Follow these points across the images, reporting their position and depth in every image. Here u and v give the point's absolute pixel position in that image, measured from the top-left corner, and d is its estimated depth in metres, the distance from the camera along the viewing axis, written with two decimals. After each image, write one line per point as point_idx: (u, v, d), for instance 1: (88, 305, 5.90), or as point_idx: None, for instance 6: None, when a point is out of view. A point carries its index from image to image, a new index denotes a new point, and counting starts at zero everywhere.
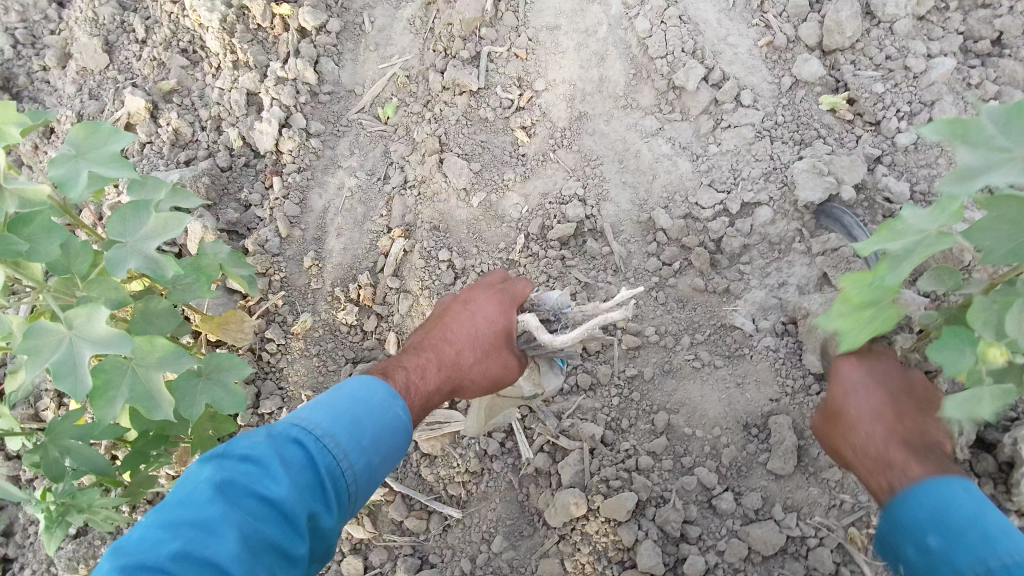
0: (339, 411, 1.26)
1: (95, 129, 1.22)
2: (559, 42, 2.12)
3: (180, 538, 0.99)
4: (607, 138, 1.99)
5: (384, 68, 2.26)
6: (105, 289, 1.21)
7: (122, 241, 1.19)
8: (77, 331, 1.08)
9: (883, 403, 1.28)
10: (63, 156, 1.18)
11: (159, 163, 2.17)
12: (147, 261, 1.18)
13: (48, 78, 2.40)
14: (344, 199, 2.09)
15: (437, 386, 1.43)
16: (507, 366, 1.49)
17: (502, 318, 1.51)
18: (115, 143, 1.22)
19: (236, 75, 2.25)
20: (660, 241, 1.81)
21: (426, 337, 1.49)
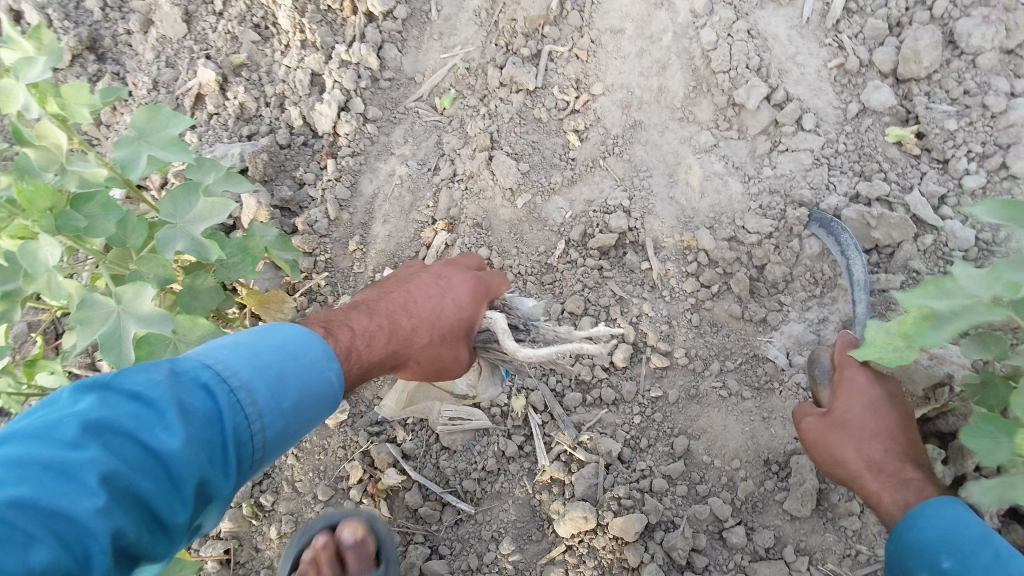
0: (263, 363, 1.12)
1: (158, 112, 1.27)
2: (622, 46, 2.09)
3: (27, 482, 0.81)
4: (660, 149, 1.96)
5: (445, 58, 2.27)
6: (156, 264, 1.28)
7: (172, 221, 1.23)
8: (126, 307, 1.15)
9: (887, 422, 1.37)
10: (125, 137, 1.25)
11: (223, 135, 2.27)
12: (193, 243, 1.22)
13: (130, 42, 2.51)
14: (394, 186, 2.13)
15: (380, 359, 1.34)
16: (458, 358, 1.47)
17: (468, 308, 1.47)
18: (174, 127, 1.27)
19: (303, 54, 2.30)
20: (701, 261, 1.78)
21: (385, 303, 1.41)
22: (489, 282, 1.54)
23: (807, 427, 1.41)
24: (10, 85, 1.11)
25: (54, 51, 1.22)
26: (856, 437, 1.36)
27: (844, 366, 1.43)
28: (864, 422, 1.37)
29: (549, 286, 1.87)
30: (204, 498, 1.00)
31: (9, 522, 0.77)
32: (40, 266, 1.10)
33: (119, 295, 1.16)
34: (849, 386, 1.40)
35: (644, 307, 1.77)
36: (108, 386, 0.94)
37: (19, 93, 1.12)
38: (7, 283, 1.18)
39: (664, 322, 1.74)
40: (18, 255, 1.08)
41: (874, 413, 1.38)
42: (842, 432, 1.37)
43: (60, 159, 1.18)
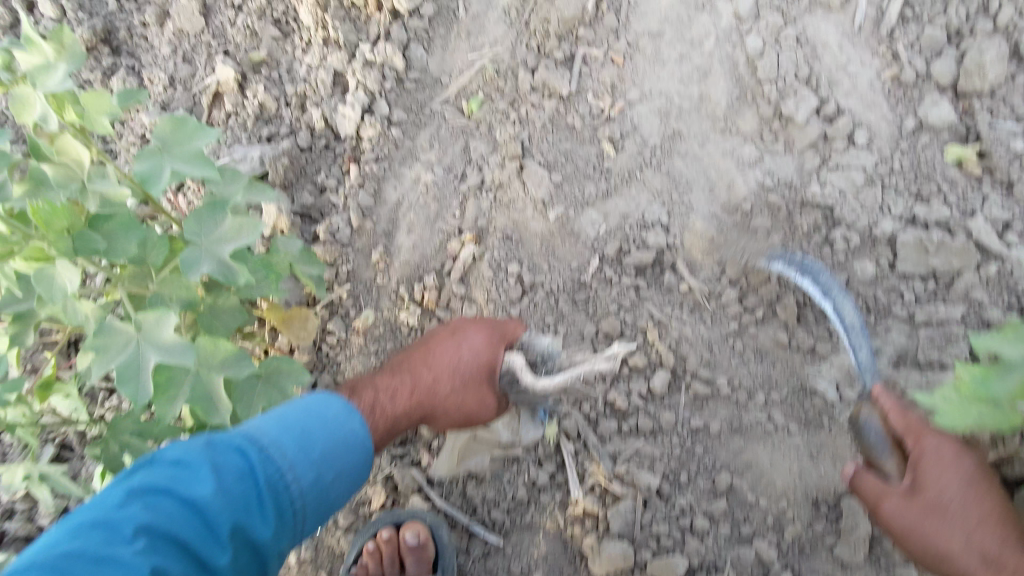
0: (291, 424, 1.26)
1: (182, 123, 1.18)
2: (661, 51, 1.99)
3: (82, 538, 1.02)
4: (700, 162, 1.86)
5: (473, 59, 2.16)
6: (179, 285, 1.19)
7: (196, 240, 1.16)
8: (144, 334, 1.05)
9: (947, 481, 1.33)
10: (147, 149, 1.16)
11: (242, 137, 2.20)
12: (218, 264, 1.15)
13: (146, 34, 2.41)
14: (419, 194, 2.04)
15: (405, 412, 1.50)
16: (484, 405, 1.51)
17: (486, 352, 1.52)
18: (201, 140, 1.18)
19: (326, 52, 2.20)
20: (743, 285, 1.71)
21: (415, 363, 1.55)
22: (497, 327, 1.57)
23: (895, 516, 1.32)
24: (27, 91, 1.02)
25: (75, 54, 1.10)
26: (949, 526, 1.29)
27: (924, 436, 1.35)
28: (960, 504, 1.30)
29: (582, 306, 1.79)
30: (250, 544, 1.14)
31: (63, 568, 0.98)
32: (56, 291, 1.03)
33: (139, 321, 1.06)
34: (939, 461, 1.32)
35: (684, 330, 1.70)
36: (156, 460, 1.14)
37: (38, 102, 1.03)
38: (19, 306, 1.09)
39: (705, 348, 1.67)
40: (35, 280, 1.01)
41: (967, 489, 1.31)
42: (934, 521, 1.30)
43: (80, 176, 1.11)
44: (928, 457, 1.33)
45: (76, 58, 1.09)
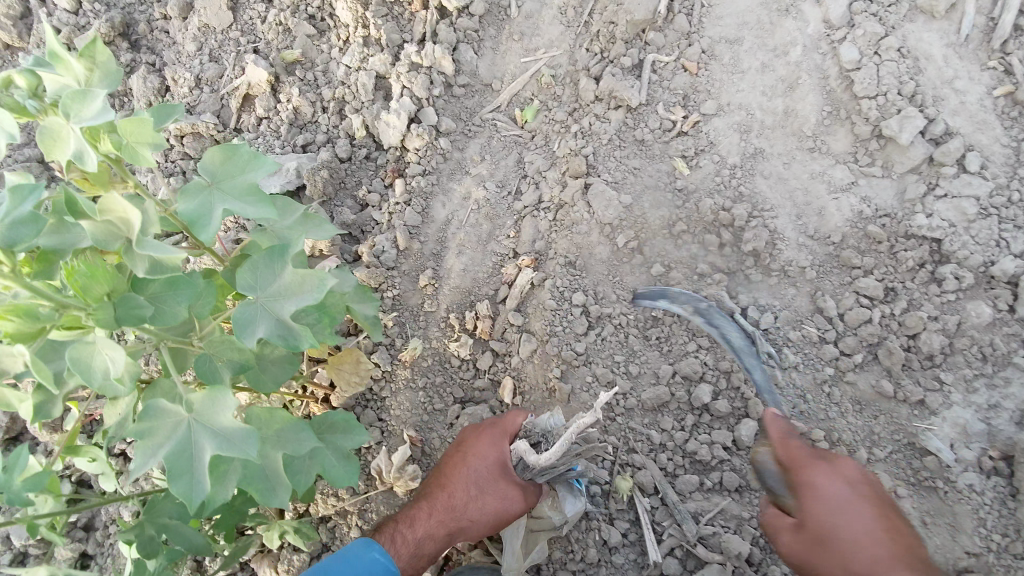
0: (319, 571, 1.35)
1: (234, 154, 1.00)
2: (740, 59, 1.81)
3: None
4: (786, 184, 1.69)
5: (527, 63, 1.99)
6: (229, 347, 1.06)
7: (251, 294, 1.01)
8: (197, 414, 0.93)
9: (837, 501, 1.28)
10: (195, 186, 0.98)
11: (275, 144, 2.01)
12: (277, 325, 1.00)
13: (168, 29, 2.23)
14: (470, 212, 1.87)
15: (429, 532, 1.44)
16: (507, 502, 1.43)
17: (493, 452, 1.45)
18: (255, 174, 1.00)
19: (366, 52, 2.02)
20: (838, 327, 1.53)
21: (430, 480, 1.48)
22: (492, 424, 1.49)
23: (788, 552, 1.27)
24: (63, 125, 0.83)
25: (109, 75, 0.96)
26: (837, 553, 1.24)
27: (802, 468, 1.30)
28: (843, 530, 1.25)
29: (655, 342, 1.62)
30: None
31: None
32: (94, 371, 0.88)
33: (191, 401, 0.94)
34: (818, 492, 1.26)
35: (774, 375, 1.53)
36: None
37: (74, 140, 0.84)
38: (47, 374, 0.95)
39: (797, 396, 1.51)
40: (70, 361, 0.85)
41: (841, 514, 1.26)
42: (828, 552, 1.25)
43: (126, 233, 0.89)
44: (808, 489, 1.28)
45: (113, 81, 0.96)
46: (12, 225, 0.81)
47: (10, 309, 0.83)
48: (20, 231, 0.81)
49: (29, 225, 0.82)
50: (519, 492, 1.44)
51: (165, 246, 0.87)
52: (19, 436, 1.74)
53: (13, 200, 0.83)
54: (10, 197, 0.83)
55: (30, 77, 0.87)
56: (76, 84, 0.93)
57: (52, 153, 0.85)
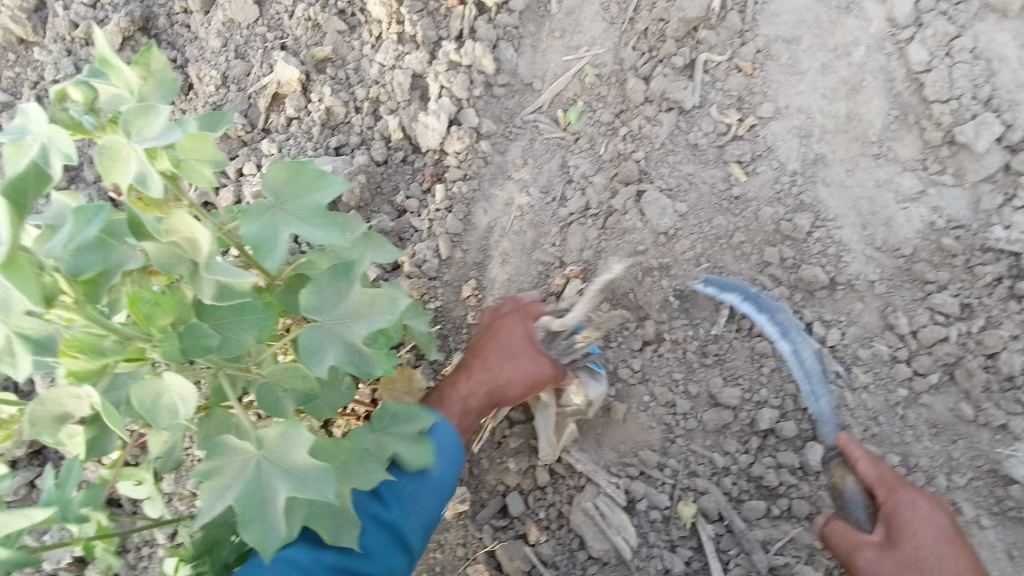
0: None
1: (300, 172, 0.94)
2: (798, 60, 1.72)
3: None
4: (849, 193, 1.61)
5: (569, 61, 1.90)
6: (293, 374, 0.97)
7: (317, 316, 0.91)
8: (266, 450, 0.85)
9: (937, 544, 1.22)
10: (257, 207, 0.91)
11: (307, 146, 1.92)
12: (347, 352, 0.91)
13: (188, 22, 2.14)
14: (513, 219, 1.79)
15: (471, 394, 1.45)
16: (539, 364, 1.46)
17: (520, 326, 1.50)
18: (322, 192, 0.94)
19: (401, 49, 1.93)
20: (911, 345, 1.47)
21: (465, 354, 1.51)
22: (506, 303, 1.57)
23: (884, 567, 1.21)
24: (122, 144, 0.75)
25: (165, 83, 0.89)
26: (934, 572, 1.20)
27: (898, 489, 1.28)
28: (938, 560, 1.21)
29: (713, 359, 1.55)
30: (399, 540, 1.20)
31: None
32: (161, 412, 0.79)
33: (260, 437, 0.86)
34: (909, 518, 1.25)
35: (843, 396, 1.46)
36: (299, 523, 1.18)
37: (135, 161, 0.77)
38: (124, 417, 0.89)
39: (869, 419, 1.45)
40: (133, 398, 0.76)
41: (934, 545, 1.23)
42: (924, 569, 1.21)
43: (191, 257, 0.78)
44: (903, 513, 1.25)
45: (171, 92, 0.89)
46: (77, 254, 0.76)
47: (71, 345, 0.74)
48: (85, 258, 0.77)
49: (94, 252, 0.78)
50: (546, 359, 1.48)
51: (235, 270, 0.76)
52: (47, 453, 1.66)
53: (76, 224, 0.77)
54: (74, 220, 0.77)
55: (86, 90, 0.79)
56: (131, 95, 0.85)
57: (111, 176, 0.77)
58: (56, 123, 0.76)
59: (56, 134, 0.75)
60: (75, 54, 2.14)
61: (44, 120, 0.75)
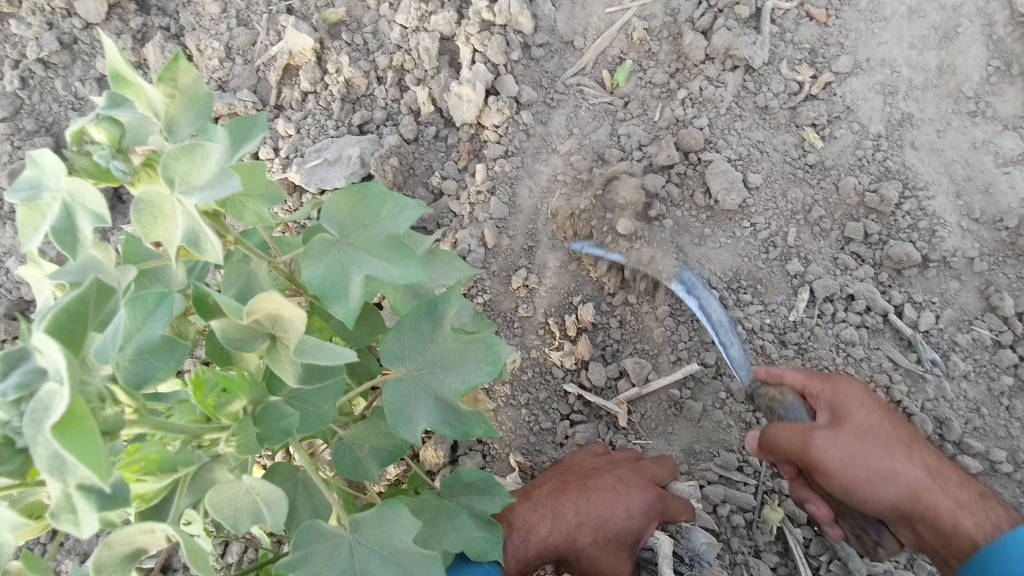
0: None
1: (368, 197, 0.83)
2: (880, 4, 1.54)
3: None
4: (941, 156, 1.46)
5: (613, 14, 1.72)
6: (372, 434, 1.01)
7: (397, 368, 0.90)
8: (360, 533, 0.85)
9: (877, 427, 1.17)
10: (321, 243, 0.79)
11: (327, 124, 1.73)
12: (442, 408, 0.89)
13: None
14: (562, 197, 1.62)
15: (540, 552, 1.24)
16: (619, 568, 1.29)
17: (639, 521, 1.28)
18: (396, 219, 0.83)
19: (425, 8, 1.71)
20: (1016, 328, 1.35)
21: (561, 485, 1.29)
22: (667, 466, 1.37)
23: (826, 449, 1.13)
24: (166, 196, 0.65)
25: (196, 103, 0.80)
26: (876, 449, 1.14)
27: (834, 382, 1.24)
28: (881, 430, 1.17)
29: (794, 349, 1.43)
30: None
31: None
32: (245, 516, 0.79)
33: (355, 520, 0.86)
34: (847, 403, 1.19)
35: (942, 387, 1.35)
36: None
37: (181, 215, 0.67)
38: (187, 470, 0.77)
39: (970, 411, 1.34)
40: (212, 506, 0.76)
41: (878, 420, 1.18)
42: (865, 446, 1.14)
43: (265, 329, 0.78)
44: (849, 396, 1.21)
45: (202, 113, 0.80)
46: (144, 357, 0.68)
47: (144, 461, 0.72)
48: (151, 362, 0.68)
49: (161, 355, 0.69)
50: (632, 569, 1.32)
51: (325, 349, 0.73)
52: None
53: (138, 318, 0.67)
54: (130, 314, 0.67)
55: (112, 128, 0.68)
56: (157, 116, 0.77)
57: (156, 235, 0.68)
58: (79, 176, 0.66)
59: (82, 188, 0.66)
60: (58, 27, 1.95)
61: (62, 172, 0.66)
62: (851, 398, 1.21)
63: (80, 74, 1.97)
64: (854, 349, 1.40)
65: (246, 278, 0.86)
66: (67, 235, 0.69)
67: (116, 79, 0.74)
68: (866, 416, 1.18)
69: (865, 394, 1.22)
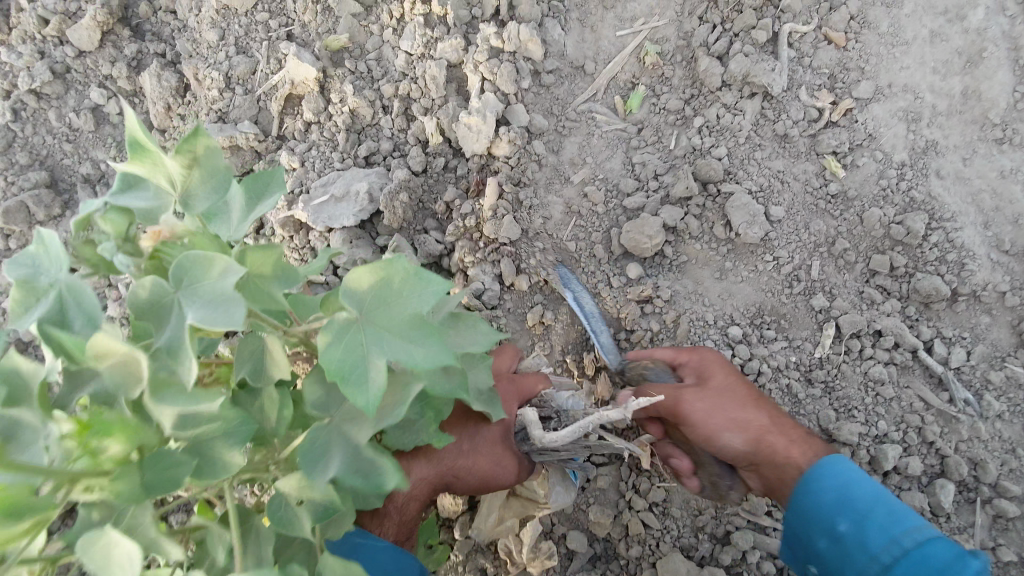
0: None
1: (390, 272, 0.75)
2: (901, 28, 1.49)
3: None
4: (968, 185, 1.42)
5: (623, 37, 1.67)
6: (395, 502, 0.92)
7: (323, 415, 0.81)
8: None
9: (745, 388, 1.29)
10: (339, 324, 0.75)
11: (333, 157, 1.68)
12: (355, 459, 0.78)
13: (175, 8, 1.93)
14: (578, 230, 1.58)
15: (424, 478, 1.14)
16: (499, 463, 1.22)
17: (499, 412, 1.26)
18: (421, 300, 0.75)
19: (430, 35, 1.68)
20: None
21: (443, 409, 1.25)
22: (508, 356, 1.40)
23: (692, 404, 1.24)
24: (168, 293, 0.61)
25: (213, 177, 0.74)
26: (732, 403, 1.25)
27: (695, 350, 1.35)
28: (730, 386, 1.27)
29: (821, 387, 1.40)
30: None
31: None
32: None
33: None
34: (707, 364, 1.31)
35: (976, 427, 1.32)
36: None
37: (175, 318, 0.61)
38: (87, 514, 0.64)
39: (1006, 452, 1.32)
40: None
41: (733, 377, 1.29)
42: (722, 401, 1.25)
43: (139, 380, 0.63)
44: (709, 357, 1.33)
45: (221, 186, 0.74)
46: None
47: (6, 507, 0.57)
48: None
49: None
50: (513, 463, 1.25)
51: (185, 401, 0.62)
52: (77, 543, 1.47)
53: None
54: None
55: (117, 219, 0.65)
56: (169, 189, 0.72)
57: (154, 331, 0.62)
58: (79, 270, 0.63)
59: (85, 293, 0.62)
60: (50, 56, 1.89)
61: (64, 265, 0.62)
62: (711, 359, 1.33)
63: (74, 104, 1.91)
64: (885, 386, 1.37)
65: (260, 354, 0.82)
66: (54, 326, 0.62)
67: (133, 147, 0.67)
68: (711, 373, 1.29)
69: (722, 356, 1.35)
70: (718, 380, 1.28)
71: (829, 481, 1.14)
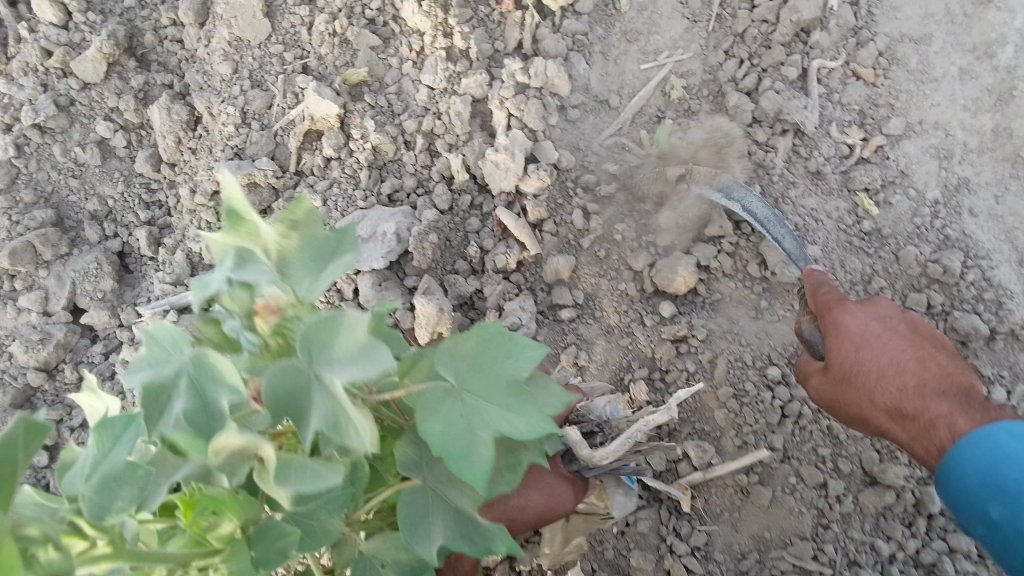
0: None
1: (488, 341, 0.74)
2: (930, 64, 1.52)
3: None
4: (1001, 223, 1.46)
5: (648, 69, 1.64)
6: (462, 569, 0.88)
7: (415, 475, 0.80)
8: None
9: (890, 350, 1.17)
10: (436, 392, 0.71)
11: (356, 194, 1.64)
12: (457, 522, 0.79)
13: (181, 37, 1.85)
14: (612, 268, 1.56)
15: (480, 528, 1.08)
16: (555, 495, 1.13)
17: None
18: (518, 367, 0.75)
19: (453, 69, 1.63)
20: None
21: None
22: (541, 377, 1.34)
23: (816, 386, 1.23)
24: (303, 370, 0.61)
25: (316, 242, 0.70)
26: (868, 380, 1.16)
27: (829, 312, 1.21)
28: (868, 353, 1.16)
29: None
30: None
31: None
32: None
33: None
34: (841, 337, 1.18)
35: None
36: None
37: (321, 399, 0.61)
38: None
39: None
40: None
41: (872, 344, 1.17)
42: (853, 379, 1.17)
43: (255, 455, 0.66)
44: (846, 320, 1.18)
45: (318, 257, 0.70)
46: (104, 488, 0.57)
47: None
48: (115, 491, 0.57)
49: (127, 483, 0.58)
50: (568, 487, 1.16)
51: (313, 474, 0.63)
52: None
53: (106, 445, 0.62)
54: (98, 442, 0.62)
55: (241, 294, 0.64)
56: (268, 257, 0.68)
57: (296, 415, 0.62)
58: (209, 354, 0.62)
59: (217, 363, 0.62)
60: (54, 88, 1.81)
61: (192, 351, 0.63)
62: (849, 323, 1.18)
63: (79, 137, 1.82)
64: None
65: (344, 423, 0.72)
66: (201, 414, 0.62)
67: (232, 215, 0.66)
68: (850, 346, 1.17)
69: (872, 316, 1.19)
70: (856, 352, 1.17)
71: (983, 456, 1.02)
